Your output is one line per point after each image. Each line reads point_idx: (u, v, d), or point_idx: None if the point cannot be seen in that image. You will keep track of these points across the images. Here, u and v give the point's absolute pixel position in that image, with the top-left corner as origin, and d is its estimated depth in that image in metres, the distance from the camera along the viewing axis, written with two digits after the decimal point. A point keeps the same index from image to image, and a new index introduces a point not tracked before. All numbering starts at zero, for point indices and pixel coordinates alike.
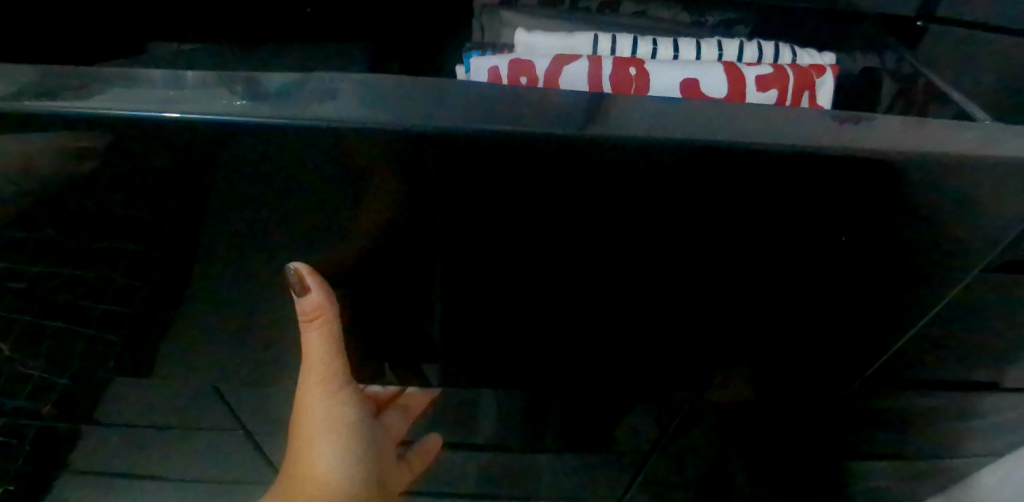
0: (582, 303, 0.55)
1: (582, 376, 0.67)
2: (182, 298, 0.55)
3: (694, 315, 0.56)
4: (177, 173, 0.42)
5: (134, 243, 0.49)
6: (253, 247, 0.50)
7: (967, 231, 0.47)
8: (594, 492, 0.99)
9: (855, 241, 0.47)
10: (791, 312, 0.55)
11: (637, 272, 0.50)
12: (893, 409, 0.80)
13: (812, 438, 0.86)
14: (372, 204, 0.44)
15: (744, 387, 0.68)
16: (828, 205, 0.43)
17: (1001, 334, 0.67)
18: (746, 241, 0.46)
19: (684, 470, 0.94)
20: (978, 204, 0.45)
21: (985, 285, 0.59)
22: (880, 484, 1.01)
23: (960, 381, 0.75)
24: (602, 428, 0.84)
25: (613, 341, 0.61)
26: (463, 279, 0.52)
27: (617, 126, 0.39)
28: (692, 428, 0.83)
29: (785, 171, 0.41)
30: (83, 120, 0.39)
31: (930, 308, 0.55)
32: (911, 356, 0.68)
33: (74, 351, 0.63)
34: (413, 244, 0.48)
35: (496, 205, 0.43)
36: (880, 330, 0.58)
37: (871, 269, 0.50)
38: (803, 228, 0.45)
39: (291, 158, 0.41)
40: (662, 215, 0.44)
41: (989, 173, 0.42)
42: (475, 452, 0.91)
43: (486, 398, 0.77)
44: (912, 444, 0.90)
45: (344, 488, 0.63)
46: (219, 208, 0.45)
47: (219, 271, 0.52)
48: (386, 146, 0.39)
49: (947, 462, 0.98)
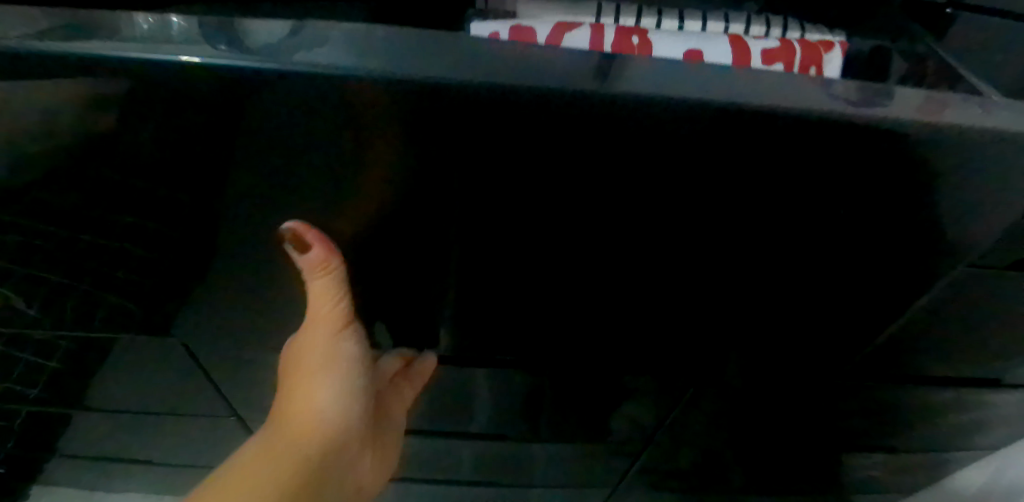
0: (591, 282, 0.54)
1: (587, 360, 0.66)
2: (173, 280, 0.55)
3: (689, 300, 0.55)
4: (177, 136, 0.41)
5: (124, 223, 0.48)
6: (254, 221, 0.48)
7: (985, 215, 0.47)
8: (590, 476, 0.99)
9: (875, 221, 0.46)
10: (788, 299, 0.55)
11: (649, 248, 0.49)
12: (891, 402, 0.79)
13: (810, 431, 0.86)
14: (373, 172, 0.43)
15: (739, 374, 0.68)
16: (848, 180, 0.42)
17: (1007, 327, 0.66)
18: (746, 223, 0.46)
19: (681, 458, 0.94)
20: (983, 190, 0.44)
21: (992, 281, 0.58)
22: (875, 475, 1.01)
23: (961, 374, 0.74)
24: (598, 416, 0.84)
25: (613, 327, 0.60)
26: (471, 254, 0.51)
27: (615, 83, 0.38)
28: (688, 418, 0.82)
29: (804, 140, 0.39)
30: (81, 67, 0.37)
31: (928, 293, 0.55)
32: (913, 350, 0.67)
33: (74, 323, 0.63)
34: (421, 215, 0.47)
35: (491, 179, 0.43)
36: (880, 319, 0.57)
37: (886, 252, 0.49)
38: (821, 207, 0.44)
39: (295, 120, 0.39)
40: (678, 184, 0.43)
41: (1009, 153, 0.41)
42: (471, 441, 0.90)
43: (480, 387, 0.77)
44: (909, 437, 0.90)
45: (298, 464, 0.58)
46: (206, 184, 0.44)
47: (217, 249, 0.51)
48: (378, 107, 0.38)
49: (944, 455, 0.98)
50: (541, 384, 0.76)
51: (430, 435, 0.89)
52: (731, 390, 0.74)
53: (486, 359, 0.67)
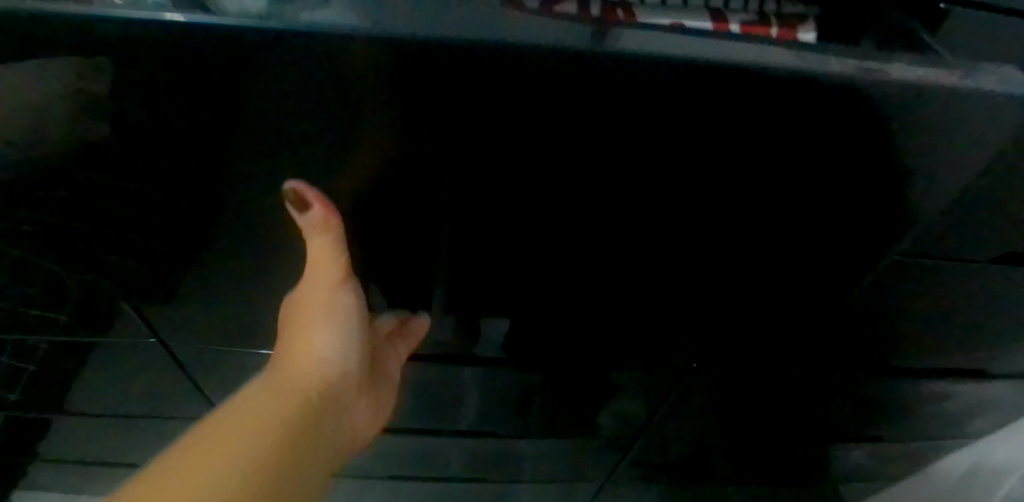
0: (586, 263, 0.54)
1: (573, 336, 0.68)
2: (156, 271, 0.54)
3: (674, 276, 0.56)
4: (164, 120, 0.39)
5: (103, 215, 0.48)
6: (244, 208, 0.47)
7: (966, 187, 0.48)
8: (578, 469, 1.00)
9: (864, 196, 0.47)
10: (768, 274, 0.56)
11: (645, 228, 0.49)
12: (876, 392, 0.80)
13: (799, 422, 0.87)
14: (361, 151, 0.42)
15: (721, 351, 0.70)
16: (840, 156, 0.43)
17: (993, 318, 0.67)
18: (730, 198, 0.46)
19: (669, 450, 0.94)
20: (956, 168, 0.45)
21: (970, 268, 0.59)
22: (860, 463, 1.03)
23: (944, 364, 0.75)
24: (587, 411, 0.84)
25: (599, 302, 0.61)
26: (467, 239, 0.50)
27: (619, 46, 0.36)
28: (676, 410, 0.83)
29: (807, 115, 0.39)
30: (64, 52, 0.35)
31: (902, 269, 0.57)
32: (895, 336, 0.68)
33: (59, 315, 0.62)
34: (416, 198, 0.46)
35: (479, 159, 0.42)
36: (856, 294, 0.59)
37: (872, 226, 0.50)
38: (813, 183, 0.45)
39: (290, 100, 0.38)
40: (679, 161, 0.43)
41: (1001, 130, 0.42)
42: (460, 439, 0.90)
43: (468, 383, 0.76)
44: (894, 426, 0.91)
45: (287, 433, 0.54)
46: (185, 173, 0.43)
47: (207, 237, 0.50)
48: (362, 83, 0.37)
49: (927, 444, 0.99)
50: (532, 378, 0.76)
51: (419, 433, 0.89)
52: (717, 377, 0.75)
53: (479, 342, 0.68)
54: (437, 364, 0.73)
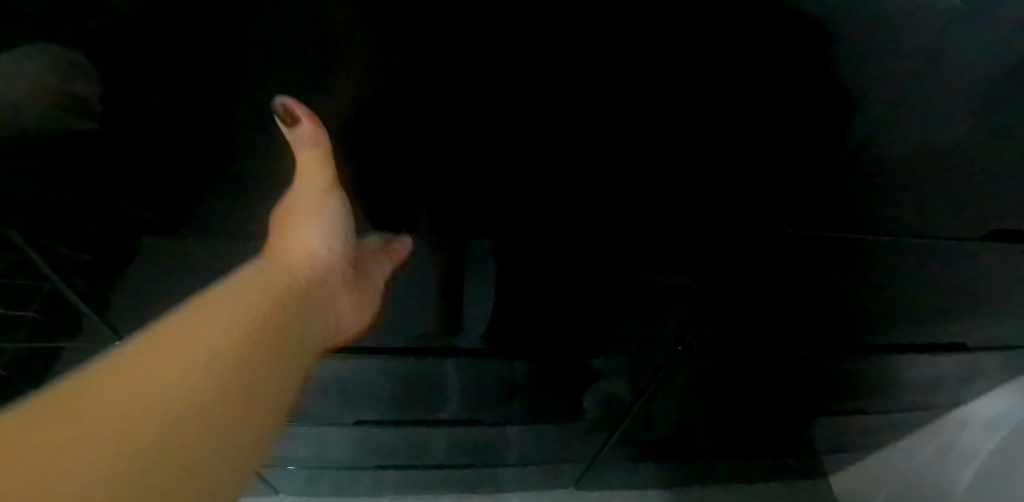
0: (569, 227, 0.54)
1: (557, 318, 0.67)
2: (128, 248, 0.52)
3: (655, 242, 0.56)
4: (142, 67, 0.39)
5: (68, 190, 0.46)
6: (222, 169, 0.47)
7: (938, 153, 0.49)
8: (563, 450, 1.00)
9: (840, 151, 0.47)
10: (749, 239, 0.56)
11: (632, 170, 0.49)
12: (854, 366, 0.81)
13: (779, 397, 0.88)
14: (343, 86, 0.43)
15: (705, 330, 0.70)
16: (815, 99, 0.43)
17: (971, 290, 0.68)
18: (709, 143, 0.47)
19: (652, 427, 0.95)
20: (928, 123, 0.46)
21: (945, 243, 0.60)
22: (838, 435, 1.05)
23: (921, 339, 0.76)
24: (572, 393, 0.84)
25: (582, 277, 0.61)
26: (447, 193, 0.51)
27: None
28: (660, 390, 0.83)
29: (784, 54, 0.40)
30: (61, 61, 0.37)
31: (877, 238, 0.57)
32: (873, 309, 0.69)
33: (25, 312, 0.56)
34: (394, 145, 0.47)
35: (460, 97, 0.43)
36: (833, 259, 0.60)
37: (848, 185, 0.51)
38: (789, 129, 0.46)
39: (270, 34, 0.38)
40: (677, 81, 0.42)
41: (968, 81, 0.43)
42: (445, 427, 0.89)
43: (450, 371, 0.75)
44: (872, 399, 0.92)
45: (184, 413, 0.38)
46: (159, 127, 0.43)
47: (183, 205, 0.49)
48: (342, 16, 0.37)
49: (903, 416, 1.01)
50: (516, 364, 0.75)
51: (403, 425, 0.87)
52: (700, 355, 0.75)
53: (462, 328, 0.67)
54: (418, 359, 0.71)
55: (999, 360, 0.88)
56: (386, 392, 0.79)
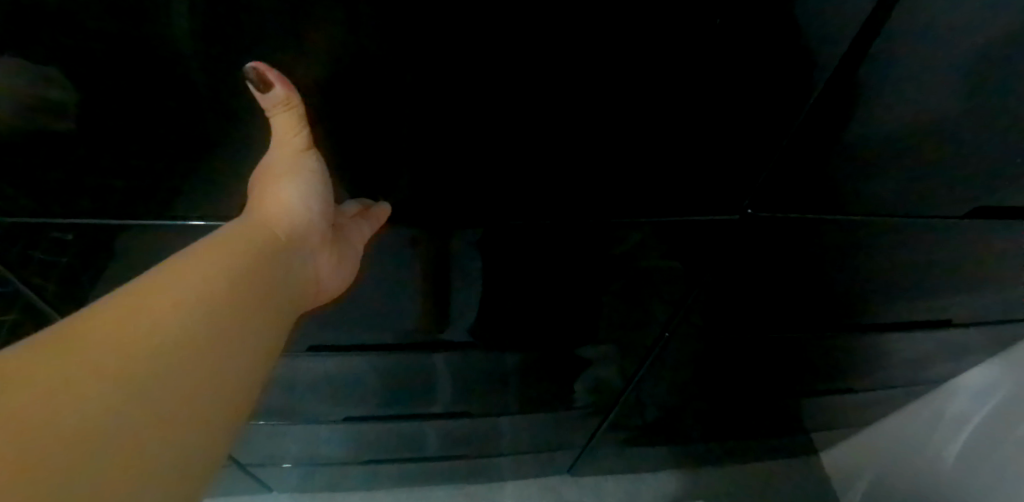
0: (555, 216, 0.54)
1: (546, 309, 0.67)
2: (110, 251, 0.52)
3: (640, 231, 0.57)
4: (113, 61, 0.38)
5: (47, 191, 0.46)
6: (199, 170, 0.46)
7: (915, 135, 0.49)
8: (557, 438, 1.01)
9: (815, 136, 0.48)
10: (731, 224, 0.57)
11: (614, 162, 0.49)
12: (841, 346, 0.82)
13: (768, 379, 0.89)
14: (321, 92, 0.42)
15: (693, 316, 0.70)
16: (796, 77, 0.43)
17: (952, 265, 0.68)
18: (688, 133, 0.47)
19: (644, 413, 0.95)
20: (902, 106, 0.47)
21: (928, 223, 0.60)
22: (827, 414, 1.06)
23: (906, 317, 0.77)
24: (563, 382, 0.84)
25: (568, 269, 0.61)
26: (431, 191, 0.50)
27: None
28: (650, 376, 0.84)
29: (754, 41, 0.40)
30: (37, 71, 0.38)
31: (860, 220, 0.58)
32: (858, 290, 0.69)
33: (4, 316, 0.57)
34: (374, 142, 0.46)
35: (439, 97, 0.42)
36: (817, 241, 0.60)
37: (826, 169, 0.51)
38: (772, 109, 0.46)
39: (243, 27, 0.37)
40: (654, 72, 0.42)
41: (939, 64, 0.43)
42: (438, 421, 0.89)
43: (439, 365, 0.75)
44: (860, 378, 0.93)
45: (121, 399, 0.30)
46: (137, 131, 0.43)
47: (164, 208, 0.49)
48: (315, 21, 0.37)
49: (890, 394, 1.03)
50: (506, 356, 0.75)
51: (394, 420, 0.87)
52: (689, 341, 0.76)
53: (449, 322, 0.67)
54: (408, 354, 0.71)
55: (985, 337, 0.88)
56: (377, 388, 0.79)
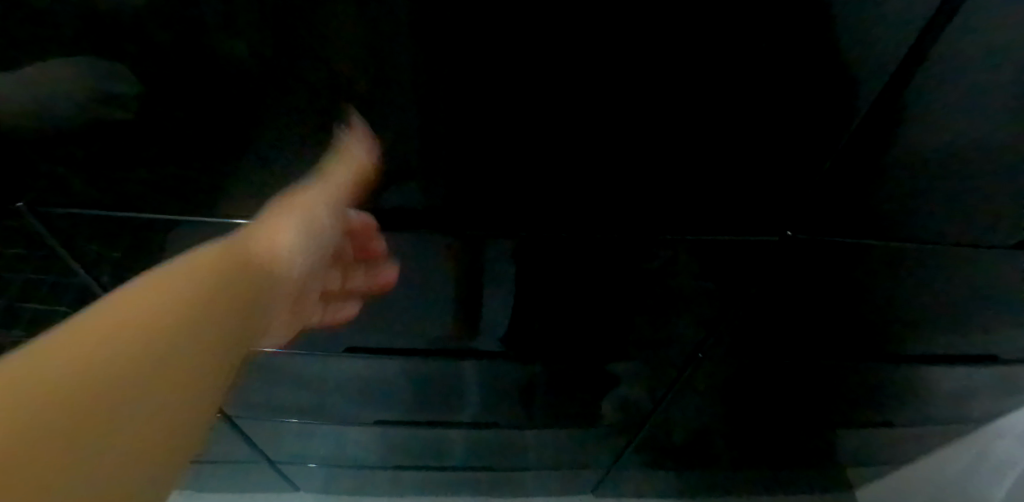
0: (592, 232, 0.54)
1: (577, 323, 0.67)
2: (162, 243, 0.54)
3: (677, 248, 0.56)
4: (176, 63, 0.40)
5: (108, 181, 0.48)
6: (248, 170, 0.48)
7: (967, 162, 0.48)
8: (581, 455, 1.00)
9: (860, 159, 0.47)
10: (771, 247, 0.56)
11: (652, 178, 0.49)
12: (882, 376, 0.79)
13: (802, 407, 0.87)
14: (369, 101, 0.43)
15: (726, 337, 0.69)
16: (845, 97, 0.43)
17: (1006, 300, 0.66)
18: (729, 153, 0.47)
19: (673, 434, 0.94)
20: (953, 133, 0.46)
21: (981, 254, 0.58)
22: (863, 447, 1.02)
23: (954, 351, 0.74)
24: (591, 398, 0.83)
25: (601, 283, 0.61)
26: (470, 200, 0.51)
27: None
28: (680, 396, 0.82)
29: (799, 61, 0.40)
30: (114, 70, 0.41)
31: (906, 246, 0.56)
32: (902, 320, 0.67)
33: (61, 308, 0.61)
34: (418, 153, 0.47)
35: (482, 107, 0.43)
36: (860, 266, 0.59)
37: (870, 193, 0.50)
38: (818, 131, 0.45)
39: (300, 35, 0.39)
40: (694, 92, 0.42)
41: (994, 92, 0.42)
42: (463, 429, 0.89)
43: (467, 373, 0.76)
44: (901, 411, 0.90)
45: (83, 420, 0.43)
46: (192, 129, 0.45)
47: (213, 206, 0.51)
48: (368, 31, 0.38)
49: (934, 431, 0.98)
50: (534, 368, 0.75)
51: (420, 426, 0.88)
52: (721, 363, 0.75)
53: (481, 330, 0.67)
54: (437, 360, 0.72)
55: None
56: (406, 393, 0.80)
